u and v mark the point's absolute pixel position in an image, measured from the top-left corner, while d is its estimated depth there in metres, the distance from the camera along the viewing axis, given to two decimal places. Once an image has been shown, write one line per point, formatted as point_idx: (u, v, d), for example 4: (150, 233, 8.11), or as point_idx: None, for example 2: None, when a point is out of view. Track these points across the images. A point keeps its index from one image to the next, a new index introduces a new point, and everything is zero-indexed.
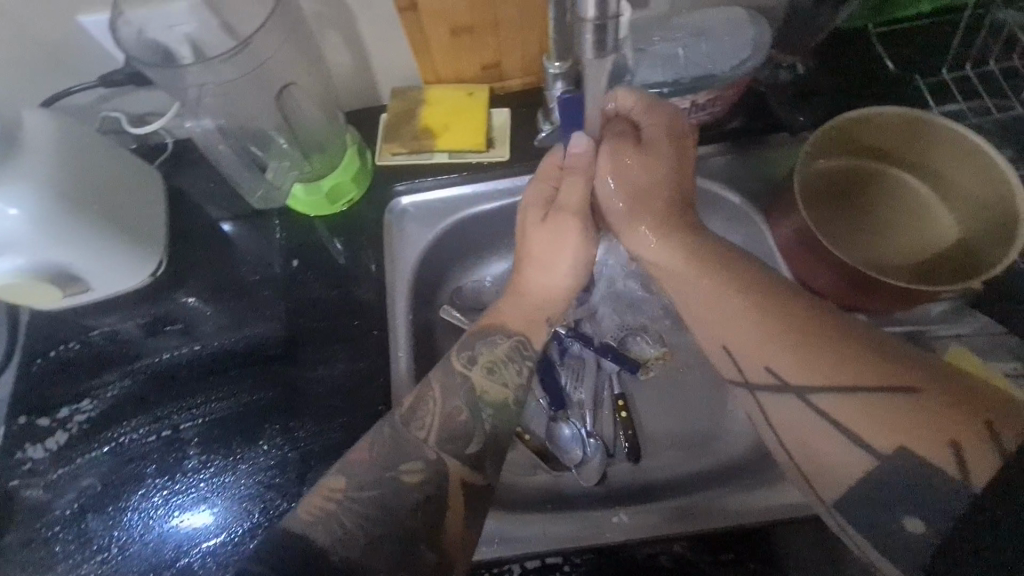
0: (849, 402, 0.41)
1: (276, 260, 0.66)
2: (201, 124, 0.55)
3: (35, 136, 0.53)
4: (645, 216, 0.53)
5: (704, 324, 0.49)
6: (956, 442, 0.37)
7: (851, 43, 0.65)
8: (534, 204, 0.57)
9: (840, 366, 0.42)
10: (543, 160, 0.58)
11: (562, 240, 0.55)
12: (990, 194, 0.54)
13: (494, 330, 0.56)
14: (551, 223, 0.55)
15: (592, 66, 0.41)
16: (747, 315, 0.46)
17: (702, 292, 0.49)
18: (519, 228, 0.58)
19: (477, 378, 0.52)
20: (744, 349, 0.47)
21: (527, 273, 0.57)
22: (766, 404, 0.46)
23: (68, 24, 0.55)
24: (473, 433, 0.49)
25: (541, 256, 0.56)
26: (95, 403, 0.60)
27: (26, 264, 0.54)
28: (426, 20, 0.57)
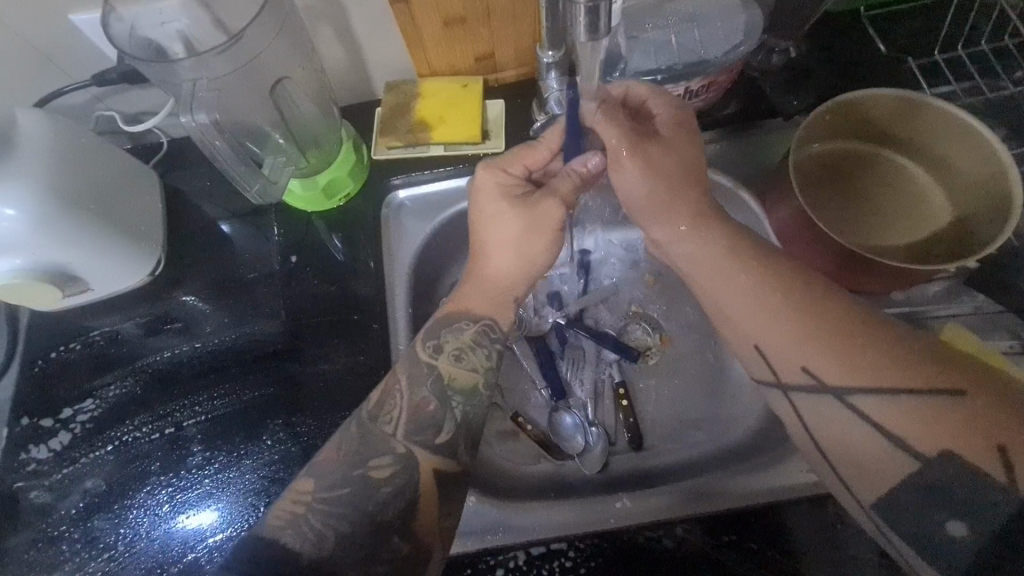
0: (900, 405, 0.41)
1: (275, 257, 0.66)
2: (196, 117, 0.51)
3: (30, 135, 0.53)
4: (673, 207, 0.50)
5: (733, 328, 0.48)
6: (1004, 447, 0.39)
7: (843, 27, 0.66)
8: (497, 194, 0.52)
9: (884, 368, 0.42)
10: (514, 148, 0.54)
11: (542, 226, 0.51)
12: (984, 173, 0.55)
13: (459, 317, 0.53)
14: (526, 209, 0.51)
15: (583, 51, 0.41)
16: (776, 316, 0.46)
17: (733, 291, 0.48)
18: (480, 219, 0.53)
19: (444, 366, 0.52)
20: (778, 351, 0.46)
21: (488, 261, 0.53)
22: (801, 408, 0.46)
23: (59, 23, 0.55)
24: (443, 422, 0.50)
25: (513, 245, 0.52)
26: (98, 402, 0.61)
27: (23, 264, 0.54)
28: (418, 13, 0.57)
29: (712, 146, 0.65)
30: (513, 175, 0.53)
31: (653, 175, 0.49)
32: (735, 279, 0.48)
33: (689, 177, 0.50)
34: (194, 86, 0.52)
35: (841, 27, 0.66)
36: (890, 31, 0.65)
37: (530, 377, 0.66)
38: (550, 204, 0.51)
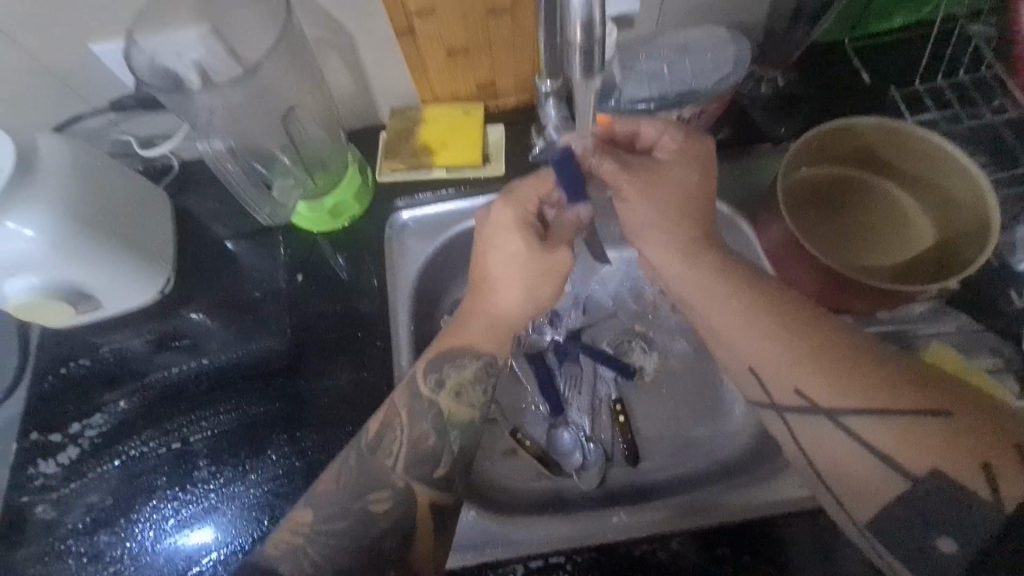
0: (889, 426, 0.43)
1: (281, 276, 0.68)
2: (212, 145, 0.57)
3: (49, 160, 0.55)
4: (664, 221, 0.51)
5: (733, 347, 0.49)
6: (989, 465, 0.41)
7: (830, 57, 0.69)
8: (514, 229, 0.53)
9: (872, 388, 0.44)
10: (524, 180, 0.54)
11: (552, 270, 0.54)
12: (961, 198, 0.58)
13: (462, 351, 0.54)
14: (541, 252, 0.53)
15: (580, 89, 0.44)
16: (764, 335, 0.48)
17: (725, 313, 0.49)
18: (491, 252, 0.54)
19: (444, 402, 0.52)
20: (770, 370, 0.48)
21: (489, 292, 0.54)
22: (796, 426, 0.47)
23: (81, 52, 0.58)
24: (441, 454, 0.51)
25: (521, 283, 0.53)
26: (106, 417, 0.62)
27: (40, 282, 0.56)
28: (423, 44, 0.60)
29: None
30: (530, 210, 0.53)
31: (648, 202, 0.51)
32: (729, 301, 0.50)
33: (683, 202, 0.51)
34: (211, 115, 0.56)
35: (828, 56, 0.69)
36: (874, 60, 0.68)
37: (528, 392, 0.67)
38: (563, 250, 0.53)
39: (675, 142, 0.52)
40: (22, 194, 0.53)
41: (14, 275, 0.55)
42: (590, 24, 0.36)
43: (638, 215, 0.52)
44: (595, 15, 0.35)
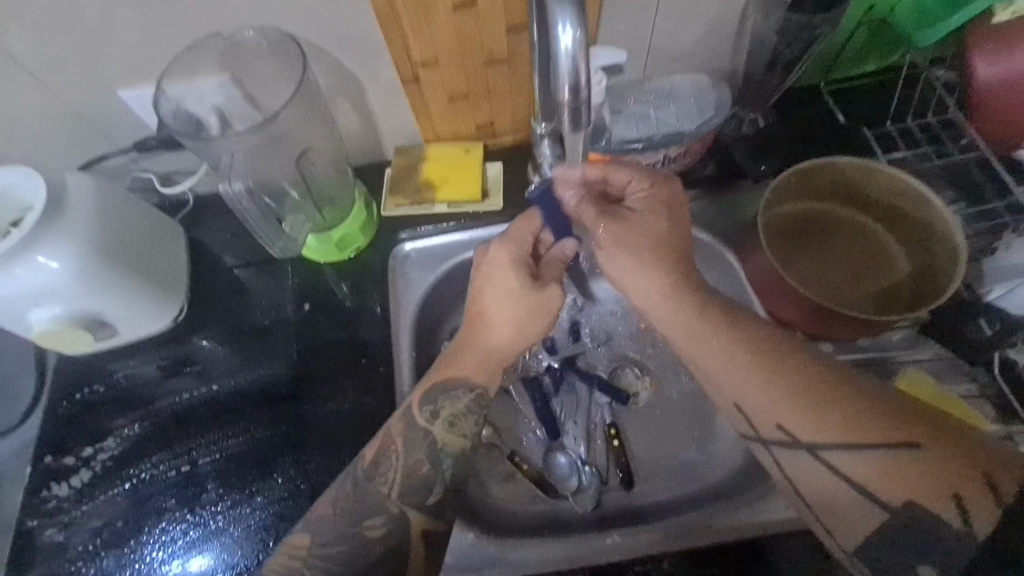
0: (863, 459, 0.45)
1: (289, 304, 0.71)
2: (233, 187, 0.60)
3: (78, 197, 0.59)
4: (647, 255, 0.55)
5: (716, 383, 0.52)
6: (958, 495, 0.42)
7: (807, 99, 0.73)
8: (508, 267, 0.57)
9: (846, 423, 0.46)
10: (515, 223, 0.59)
11: (543, 307, 0.57)
12: (930, 234, 0.62)
13: (455, 384, 0.56)
14: (534, 288, 0.56)
15: (570, 139, 0.48)
16: (746, 367, 0.50)
17: (710, 348, 0.52)
18: (488, 288, 0.57)
19: (438, 433, 0.55)
20: (754, 404, 0.50)
21: (485, 325, 0.57)
22: (781, 459, 0.50)
23: (110, 98, 0.63)
24: (435, 481, 0.54)
25: (516, 317, 0.56)
26: (118, 441, 0.64)
27: (63, 312, 0.59)
28: (426, 90, 0.65)
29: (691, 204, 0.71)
30: (525, 251, 0.58)
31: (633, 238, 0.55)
32: (708, 340, 0.53)
33: (662, 241, 0.55)
34: (232, 158, 0.60)
35: (805, 99, 0.73)
36: (848, 103, 0.72)
37: (525, 417, 0.70)
38: (555, 288, 0.57)
39: (651, 196, 0.57)
40: (51, 230, 0.56)
41: (38, 305, 0.58)
42: (576, 86, 0.40)
43: (624, 253, 0.55)
44: (581, 79, 0.40)
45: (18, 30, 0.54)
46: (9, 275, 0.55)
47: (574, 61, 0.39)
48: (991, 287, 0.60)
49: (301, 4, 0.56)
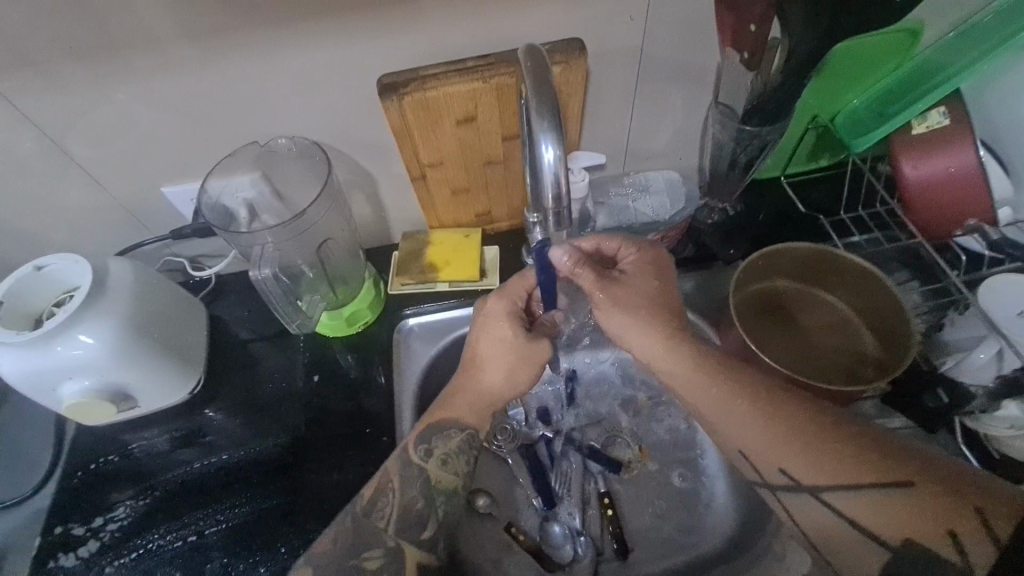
0: (861, 500, 0.49)
1: (299, 376, 0.76)
2: (262, 272, 0.66)
3: (118, 281, 0.65)
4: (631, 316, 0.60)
5: (720, 433, 0.55)
6: (953, 532, 0.45)
7: (769, 190, 0.83)
8: (505, 316, 0.62)
9: (843, 466, 0.50)
10: (510, 280, 0.64)
11: (534, 356, 0.62)
12: (886, 310, 0.67)
13: (448, 425, 0.61)
14: (526, 338, 0.61)
15: (555, 233, 0.55)
16: (742, 422, 0.54)
17: (711, 401, 0.55)
18: (485, 337, 0.62)
19: (432, 470, 0.59)
20: (757, 454, 0.53)
21: (484, 376, 0.61)
22: (787, 502, 0.53)
23: (153, 193, 0.72)
24: (428, 520, 0.57)
25: (511, 367, 0.61)
26: (128, 511, 0.67)
27: (91, 385, 0.64)
28: (432, 185, 0.74)
29: None
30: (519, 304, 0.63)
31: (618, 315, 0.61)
32: (708, 391, 0.56)
33: (655, 304, 0.60)
34: (262, 248, 0.68)
35: (767, 189, 0.83)
36: (806, 194, 0.82)
37: (523, 486, 0.73)
38: (545, 339, 0.62)
39: (640, 258, 0.63)
40: (93, 311, 0.62)
41: (71, 379, 0.63)
42: (559, 193, 0.48)
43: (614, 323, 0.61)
44: (561, 188, 0.47)
45: (85, 139, 0.63)
46: (51, 351, 0.60)
47: (556, 174, 0.46)
48: (945, 359, 0.64)
49: (328, 118, 0.66)
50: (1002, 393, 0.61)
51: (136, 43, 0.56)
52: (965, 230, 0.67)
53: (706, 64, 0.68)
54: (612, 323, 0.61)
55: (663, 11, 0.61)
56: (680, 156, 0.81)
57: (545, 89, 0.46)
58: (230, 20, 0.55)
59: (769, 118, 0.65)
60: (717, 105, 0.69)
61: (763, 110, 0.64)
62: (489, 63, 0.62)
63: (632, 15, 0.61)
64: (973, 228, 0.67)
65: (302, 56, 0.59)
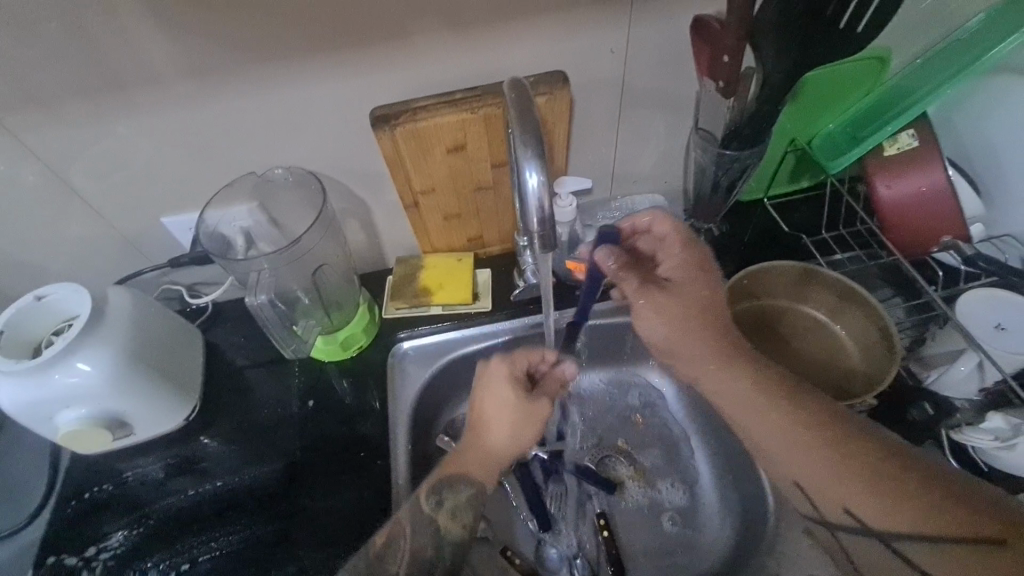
0: (938, 553, 0.45)
1: (294, 401, 0.77)
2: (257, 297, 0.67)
3: (115, 309, 0.66)
4: (673, 316, 0.61)
5: (776, 463, 0.55)
6: None
7: (752, 211, 0.85)
8: (507, 381, 0.63)
9: (914, 513, 0.47)
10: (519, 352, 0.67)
11: (535, 415, 0.63)
12: (869, 323, 0.69)
13: (458, 478, 0.60)
14: (529, 402, 0.62)
15: (542, 258, 0.57)
16: (800, 449, 0.52)
17: (767, 428, 0.55)
18: (489, 401, 0.62)
19: (441, 520, 0.59)
20: (820, 489, 0.52)
21: (487, 435, 0.61)
22: (854, 543, 0.51)
23: (152, 223, 0.74)
24: (437, 567, 0.57)
25: (513, 425, 0.61)
26: (122, 540, 0.67)
27: (86, 413, 0.65)
28: (424, 212, 0.76)
29: None
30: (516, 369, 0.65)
31: (660, 318, 0.62)
32: (769, 415, 0.55)
33: (692, 309, 0.61)
34: (257, 275, 0.69)
35: (751, 211, 0.85)
36: (789, 214, 0.84)
37: (519, 510, 0.73)
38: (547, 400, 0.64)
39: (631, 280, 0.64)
40: (89, 339, 0.63)
41: (67, 407, 0.64)
42: (543, 218, 0.50)
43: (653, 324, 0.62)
44: (545, 213, 0.49)
45: (86, 172, 0.65)
46: (48, 379, 0.61)
47: (540, 200, 0.48)
48: (931, 371, 0.65)
49: (323, 149, 0.69)
50: (986, 405, 0.62)
51: (138, 82, 0.58)
52: (941, 247, 0.69)
53: (685, 92, 0.71)
54: (656, 329, 0.63)
55: (640, 44, 0.65)
56: (664, 180, 0.84)
57: (529, 123, 0.48)
58: (229, 59, 0.58)
59: (747, 142, 0.68)
60: (698, 130, 0.71)
61: (741, 134, 0.67)
62: (476, 95, 0.65)
63: (612, 49, 0.65)
64: (949, 245, 0.68)
65: (298, 90, 0.62)
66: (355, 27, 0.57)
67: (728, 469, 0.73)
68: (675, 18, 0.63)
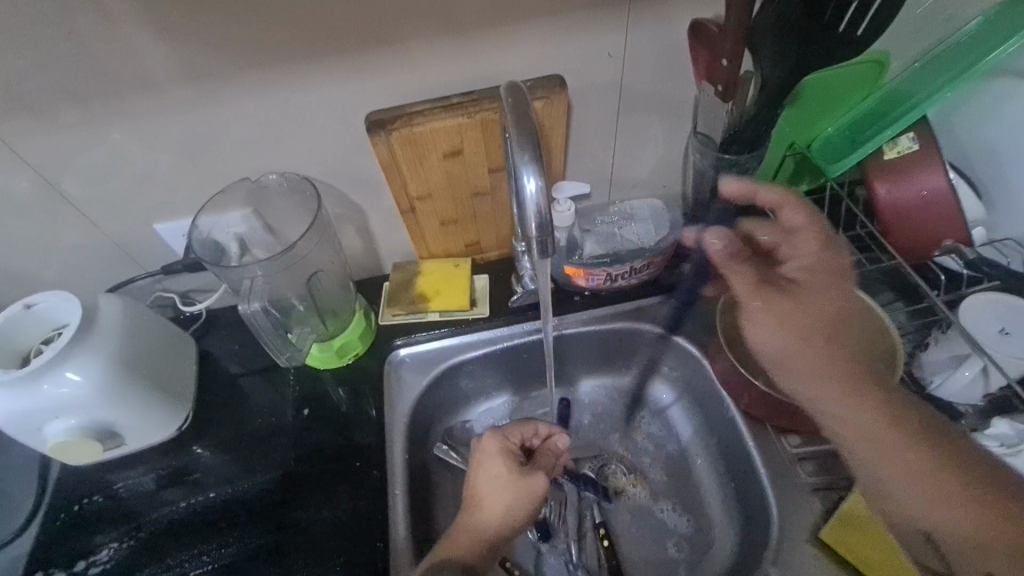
0: None
1: (289, 410, 0.75)
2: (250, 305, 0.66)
3: (105, 317, 0.65)
4: (795, 317, 0.57)
5: (904, 503, 0.48)
6: None
7: None
8: (500, 453, 0.63)
9: None
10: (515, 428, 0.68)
11: (530, 489, 0.61)
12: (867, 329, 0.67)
13: (448, 563, 0.55)
14: (523, 474, 0.61)
15: (542, 265, 0.56)
16: (938, 488, 0.46)
17: (896, 461, 0.49)
18: (482, 475, 0.61)
19: None
20: (956, 542, 0.45)
21: (478, 512, 0.59)
22: None
23: (145, 230, 0.72)
24: None
25: (505, 499, 0.60)
26: (112, 554, 0.65)
27: (76, 423, 0.63)
28: (421, 218, 0.75)
29: (659, 308, 0.80)
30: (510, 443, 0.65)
31: (779, 318, 0.58)
32: (900, 447, 0.49)
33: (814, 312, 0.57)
34: (251, 281, 0.68)
35: None
36: None
37: None
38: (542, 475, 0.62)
39: None
40: (79, 348, 0.61)
41: (57, 418, 0.62)
42: (542, 223, 0.49)
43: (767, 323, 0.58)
44: (545, 218, 0.48)
45: (76, 178, 0.64)
46: (37, 390, 0.60)
47: (539, 205, 0.48)
48: (936, 376, 0.64)
49: (318, 154, 0.68)
50: (991, 411, 0.62)
51: (129, 87, 0.57)
52: (942, 251, 0.69)
53: (684, 96, 0.71)
54: (766, 330, 0.58)
55: (638, 48, 0.64)
56: (663, 184, 0.83)
57: (527, 130, 0.47)
58: (223, 64, 0.57)
59: (746, 146, 0.67)
60: (697, 134, 0.70)
61: (740, 138, 0.66)
62: (473, 99, 0.64)
63: (610, 52, 0.64)
64: (951, 249, 0.68)
65: (293, 95, 0.61)
66: (349, 31, 0.57)
67: (729, 476, 0.72)
68: (674, 22, 0.62)
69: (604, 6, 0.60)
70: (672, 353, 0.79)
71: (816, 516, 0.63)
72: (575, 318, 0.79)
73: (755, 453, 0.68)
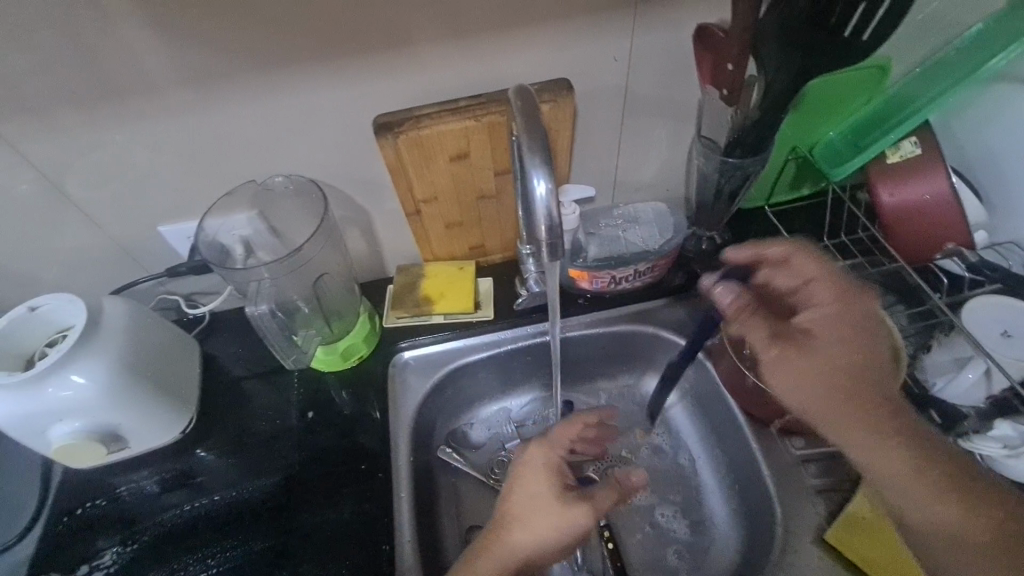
0: None
1: (293, 412, 0.75)
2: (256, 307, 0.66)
3: (111, 319, 0.65)
4: (803, 358, 0.51)
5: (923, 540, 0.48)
6: None
7: (755, 218, 0.85)
8: (545, 472, 0.59)
9: None
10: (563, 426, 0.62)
11: (570, 518, 0.56)
12: None
13: None
14: (565, 500, 0.57)
15: (549, 268, 0.56)
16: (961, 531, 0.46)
17: (918, 506, 0.47)
18: (519, 494, 0.58)
19: None
20: None
21: (508, 533, 0.56)
22: None
23: (150, 232, 0.72)
24: None
25: (541, 528, 0.56)
26: (116, 557, 0.65)
27: (80, 427, 0.63)
28: (426, 220, 0.76)
29: (663, 310, 0.81)
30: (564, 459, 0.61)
31: (794, 360, 0.51)
32: (924, 493, 0.47)
33: (838, 355, 0.50)
34: (258, 284, 0.68)
35: (751, 217, 0.85)
36: (791, 221, 0.84)
37: None
38: (583, 510, 0.57)
39: None
40: (84, 350, 0.61)
41: (60, 421, 0.62)
42: (552, 226, 0.49)
43: (779, 372, 0.52)
44: (554, 220, 0.48)
45: (82, 180, 0.64)
46: (42, 393, 0.60)
47: (548, 208, 0.48)
48: (937, 378, 0.64)
49: (324, 157, 0.68)
50: (994, 412, 0.62)
51: (136, 90, 0.58)
52: (944, 254, 0.70)
53: (688, 100, 0.71)
54: (779, 375, 0.52)
55: (643, 53, 0.65)
56: (666, 187, 0.83)
57: (536, 134, 0.47)
58: (230, 67, 0.57)
59: (750, 150, 0.68)
60: (700, 138, 0.72)
61: (743, 143, 0.67)
62: (480, 103, 0.64)
63: (615, 57, 0.65)
64: (953, 251, 0.69)
65: (300, 99, 0.62)
66: (357, 34, 0.57)
67: (733, 477, 0.73)
68: (677, 26, 0.63)
69: (609, 10, 0.60)
70: (676, 355, 0.80)
71: (820, 517, 0.63)
72: (578, 321, 0.80)
73: (759, 454, 0.68)
